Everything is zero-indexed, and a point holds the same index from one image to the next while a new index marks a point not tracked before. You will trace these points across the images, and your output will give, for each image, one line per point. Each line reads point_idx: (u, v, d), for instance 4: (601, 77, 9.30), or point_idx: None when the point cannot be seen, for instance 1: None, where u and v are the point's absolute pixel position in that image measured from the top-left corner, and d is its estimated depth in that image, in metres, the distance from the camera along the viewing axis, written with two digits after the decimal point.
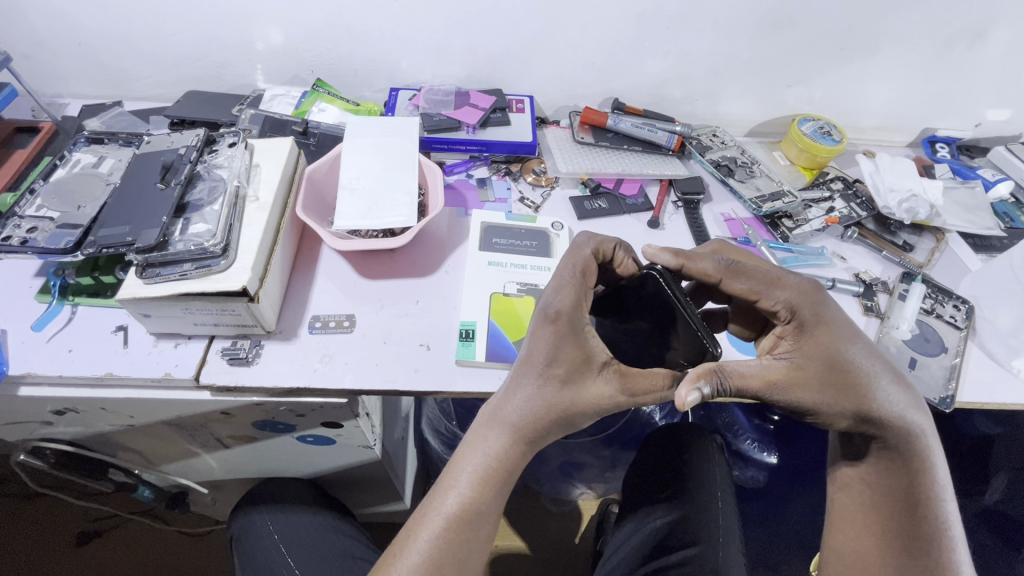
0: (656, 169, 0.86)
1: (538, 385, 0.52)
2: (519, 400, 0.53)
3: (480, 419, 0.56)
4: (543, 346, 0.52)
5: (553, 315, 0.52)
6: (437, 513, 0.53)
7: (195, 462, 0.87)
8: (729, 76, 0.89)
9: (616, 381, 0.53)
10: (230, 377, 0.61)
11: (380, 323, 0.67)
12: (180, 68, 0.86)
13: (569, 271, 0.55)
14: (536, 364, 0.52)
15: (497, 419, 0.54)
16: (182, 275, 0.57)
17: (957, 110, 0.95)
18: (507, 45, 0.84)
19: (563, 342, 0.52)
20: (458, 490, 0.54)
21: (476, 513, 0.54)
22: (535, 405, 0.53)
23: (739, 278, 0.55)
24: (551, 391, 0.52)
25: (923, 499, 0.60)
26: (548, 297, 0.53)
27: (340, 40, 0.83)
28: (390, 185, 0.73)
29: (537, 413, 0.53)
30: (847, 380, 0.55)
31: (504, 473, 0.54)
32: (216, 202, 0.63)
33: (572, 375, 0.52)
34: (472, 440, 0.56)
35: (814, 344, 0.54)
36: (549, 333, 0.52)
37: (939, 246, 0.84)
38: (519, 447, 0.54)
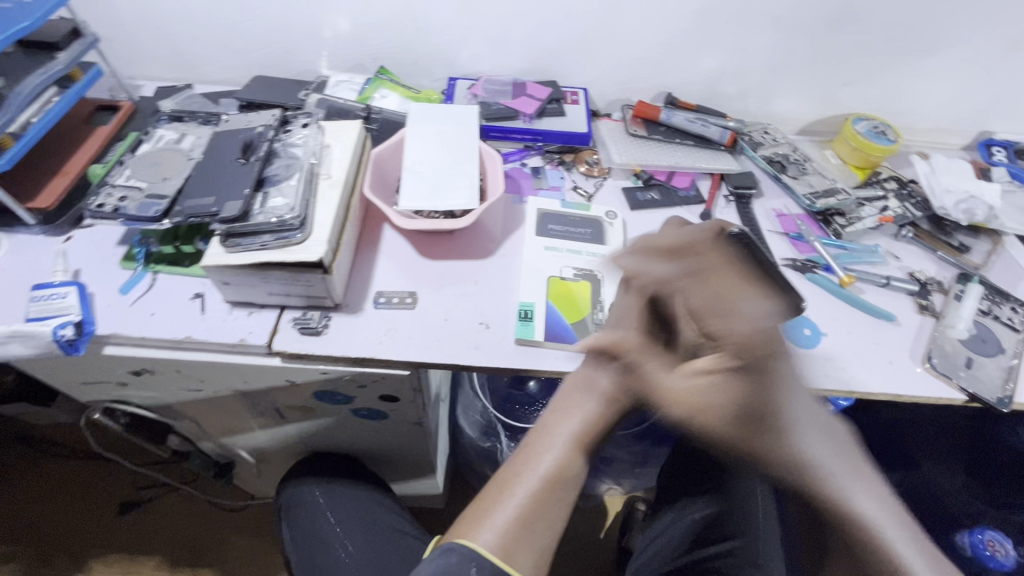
0: (709, 164, 0.87)
1: (635, 349, 0.57)
2: (613, 364, 0.59)
3: (571, 379, 0.61)
4: (644, 314, 0.57)
5: (657, 288, 0.58)
6: (532, 472, 0.55)
7: (248, 432, 0.91)
8: (785, 73, 0.89)
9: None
10: (301, 346, 0.63)
11: (441, 301, 0.69)
12: (250, 53, 0.90)
13: (667, 254, 0.61)
14: (636, 335, 0.58)
15: (591, 385, 0.59)
16: (262, 246, 0.60)
17: (1016, 113, 0.94)
18: (567, 37, 0.86)
19: (665, 308, 0.57)
20: (553, 453, 0.56)
21: (569, 476, 0.55)
22: (632, 368, 0.57)
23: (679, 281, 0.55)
24: (651, 355, 0.56)
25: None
26: (652, 271, 0.60)
27: (405, 29, 0.85)
28: (452, 169, 0.75)
29: (636, 376, 0.56)
30: (761, 414, 0.45)
31: (597, 432, 0.57)
32: (292, 178, 0.65)
33: (670, 339, 0.56)
34: (563, 403, 0.59)
35: (750, 375, 0.45)
36: (649, 304, 0.58)
37: (996, 249, 0.83)
38: (613, 407, 0.58)
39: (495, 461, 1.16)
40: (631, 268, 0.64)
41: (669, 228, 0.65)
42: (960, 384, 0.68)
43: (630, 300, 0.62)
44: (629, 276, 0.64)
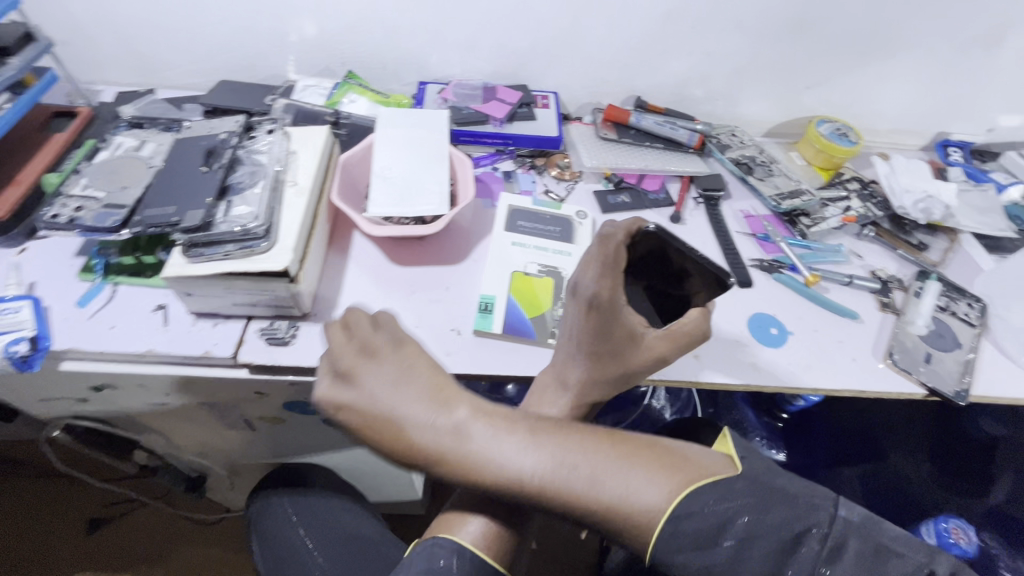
0: (678, 166, 0.88)
1: (588, 359, 0.58)
2: (578, 371, 0.59)
3: (540, 383, 0.62)
4: (591, 327, 0.56)
5: (595, 304, 0.54)
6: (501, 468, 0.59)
7: (219, 444, 0.89)
8: (750, 76, 0.91)
9: (667, 343, 0.57)
10: (268, 356, 0.62)
11: (412, 308, 0.69)
12: (214, 57, 0.88)
13: (599, 258, 0.55)
14: (588, 345, 0.57)
15: (562, 384, 0.60)
16: (225, 256, 0.59)
17: (970, 115, 0.97)
18: (536, 42, 0.86)
19: (607, 321, 0.55)
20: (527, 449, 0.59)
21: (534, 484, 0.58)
22: (593, 371, 0.58)
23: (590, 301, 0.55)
24: (608, 361, 0.58)
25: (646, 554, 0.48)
26: (587, 283, 0.55)
27: (373, 33, 0.85)
28: (422, 175, 0.75)
29: (594, 380, 0.58)
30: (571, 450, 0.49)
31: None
32: (256, 185, 0.64)
33: (627, 347, 0.57)
34: (538, 401, 0.61)
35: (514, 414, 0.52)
36: (594, 318, 0.55)
37: (953, 247, 0.86)
38: (582, 405, 0.60)
39: None
40: (572, 276, 0.59)
41: (600, 229, 0.57)
42: (920, 378, 0.70)
43: (572, 309, 0.58)
44: (571, 284, 0.59)
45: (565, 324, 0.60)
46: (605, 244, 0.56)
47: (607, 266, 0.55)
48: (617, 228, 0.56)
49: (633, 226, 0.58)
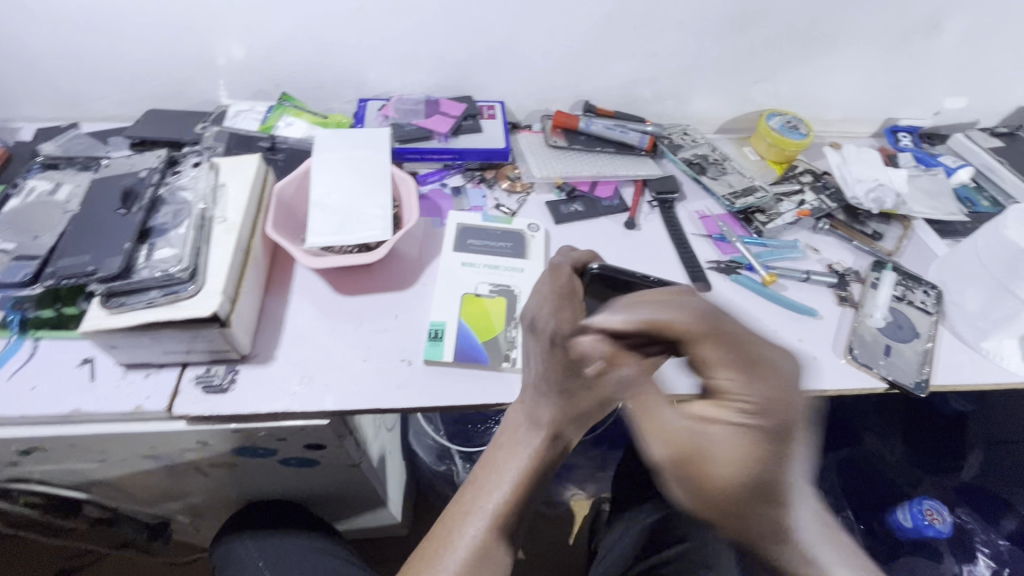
0: (630, 171, 0.87)
1: (559, 396, 0.57)
2: (548, 409, 0.57)
3: (510, 422, 0.60)
4: (558, 363, 0.54)
5: (560, 339, 0.53)
6: (481, 513, 0.55)
7: (175, 492, 0.85)
8: (697, 74, 0.89)
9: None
10: (205, 406, 0.59)
11: (359, 340, 0.66)
12: (138, 86, 0.83)
13: (551, 289, 0.58)
14: (558, 381, 0.56)
15: (532, 424, 0.59)
16: (148, 304, 0.56)
17: (916, 100, 0.98)
18: (476, 52, 0.83)
19: (577, 355, 0.54)
20: (500, 493, 0.56)
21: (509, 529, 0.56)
22: (564, 407, 0.57)
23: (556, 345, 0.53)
24: (580, 394, 0.57)
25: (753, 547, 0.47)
26: (546, 320, 0.56)
27: (305, 52, 0.81)
28: (363, 199, 0.72)
29: (564, 416, 0.58)
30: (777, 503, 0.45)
31: (542, 465, 0.58)
32: (181, 226, 0.61)
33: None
34: (506, 441, 0.60)
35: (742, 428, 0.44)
36: (561, 354, 0.54)
37: (907, 234, 0.86)
38: (554, 442, 0.59)
39: (452, 483, 1.12)
40: (528, 312, 0.59)
41: (550, 264, 0.61)
42: (881, 373, 0.69)
43: (533, 344, 0.58)
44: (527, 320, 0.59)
45: (528, 359, 0.60)
46: (558, 276, 0.59)
47: (561, 301, 0.56)
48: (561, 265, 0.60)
49: (586, 262, 0.62)
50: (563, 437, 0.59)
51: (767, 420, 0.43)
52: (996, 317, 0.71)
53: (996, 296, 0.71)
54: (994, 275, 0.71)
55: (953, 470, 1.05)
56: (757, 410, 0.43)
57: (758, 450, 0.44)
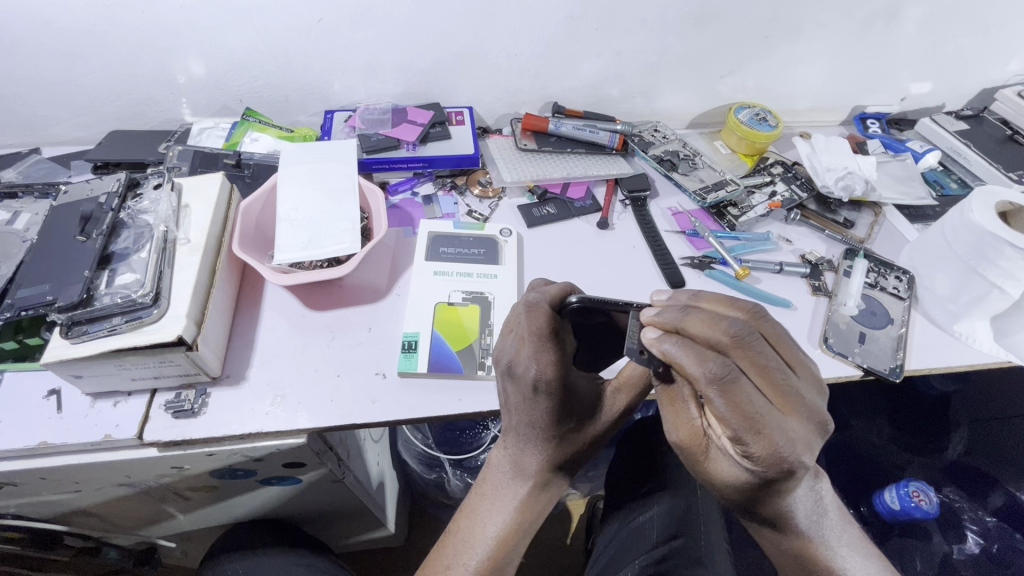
0: (600, 171, 0.87)
1: (542, 443, 0.58)
2: (534, 457, 0.59)
3: (494, 468, 0.61)
4: (542, 409, 0.55)
5: (543, 387, 0.53)
6: (465, 567, 0.56)
7: (159, 517, 0.83)
8: (663, 71, 0.90)
9: (625, 393, 0.63)
10: (177, 431, 0.58)
11: (332, 356, 0.65)
12: (98, 108, 0.82)
13: (525, 334, 0.54)
14: (542, 428, 0.57)
15: (517, 473, 0.60)
16: (111, 331, 0.54)
17: (882, 86, 0.99)
18: (440, 59, 0.83)
19: (560, 401, 0.55)
20: (485, 542, 0.57)
21: (502, 566, 0.57)
22: (548, 455, 0.59)
23: (542, 393, 0.54)
24: (564, 438, 0.59)
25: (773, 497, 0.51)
26: (527, 365, 0.53)
27: (266, 66, 0.80)
28: (331, 212, 0.71)
29: (549, 464, 0.59)
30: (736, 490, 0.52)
31: (527, 515, 0.59)
32: (143, 249, 0.60)
33: (584, 416, 0.59)
34: (491, 493, 0.60)
35: (766, 437, 0.44)
36: (544, 401, 0.54)
37: (878, 220, 0.86)
38: (539, 492, 0.59)
39: (445, 490, 1.09)
40: (503, 356, 0.55)
41: (526, 300, 0.55)
42: (856, 360, 0.70)
43: (511, 390, 0.56)
44: (503, 364, 0.55)
45: (506, 407, 0.58)
46: (534, 317, 0.54)
47: (539, 348, 0.53)
48: (530, 308, 0.54)
49: (563, 294, 0.57)
50: (547, 488, 0.60)
51: (763, 468, 0.46)
52: (966, 300, 0.72)
53: (965, 281, 0.72)
54: (963, 258, 0.71)
55: (939, 449, 1.06)
56: (753, 456, 0.45)
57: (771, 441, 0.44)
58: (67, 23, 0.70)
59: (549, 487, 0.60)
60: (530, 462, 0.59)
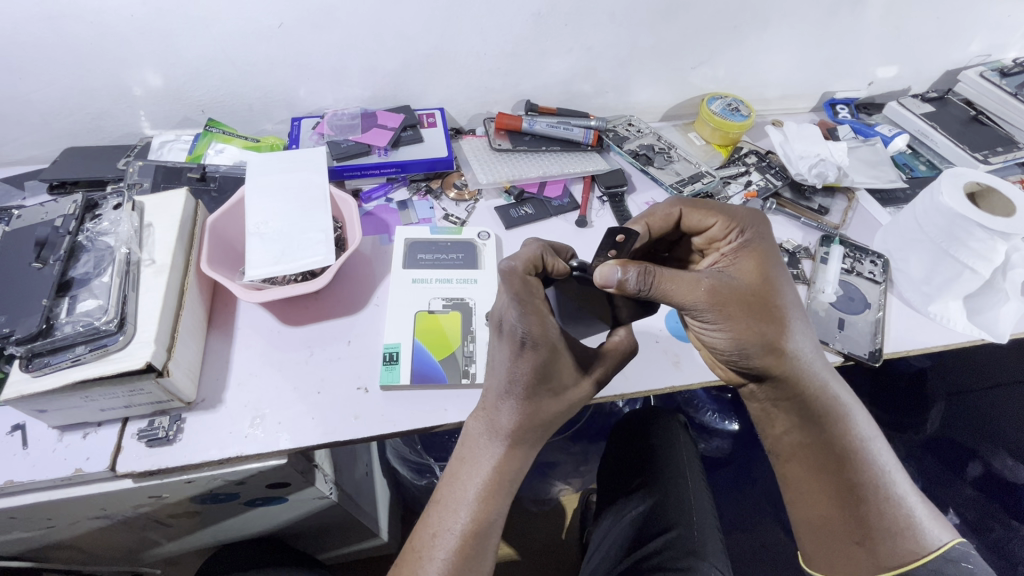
0: (577, 167, 0.86)
1: (525, 401, 0.54)
2: (509, 417, 0.55)
3: (471, 430, 0.57)
4: (526, 365, 0.52)
5: (530, 340, 0.52)
6: (449, 532, 0.54)
7: (139, 545, 0.80)
8: (634, 66, 0.89)
9: (604, 363, 0.59)
10: (151, 461, 0.56)
11: (311, 371, 0.63)
12: (51, 125, 0.78)
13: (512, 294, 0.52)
14: (524, 388, 0.54)
15: (493, 433, 0.56)
16: (75, 361, 0.52)
17: (851, 72, 1.00)
18: (408, 60, 0.81)
19: (548, 359, 0.53)
20: (467, 508, 0.54)
21: (485, 529, 0.54)
22: (527, 415, 0.55)
23: (527, 351, 0.52)
24: (545, 400, 0.55)
25: (788, 313, 0.53)
26: (513, 323, 0.52)
27: (227, 75, 0.77)
28: (303, 224, 0.69)
29: (527, 424, 0.55)
30: (771, 311, 0.52)
31: (504, 476, 0.56)
32: (104, 273, 0.57)
33: (566, 379, 0.56)
34: (466, 453, 0.57)
35: (730, 207, 0.57)
36: (530, 356, 0.52)
37: (852, 206, 0.87)
38: (516, 452, 0.56)
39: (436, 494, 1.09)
40: (496, 310, 0.56)
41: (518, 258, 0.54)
42: (836, 347, 0.70)
43: (500, 345, 0.55)
44: (497, 319, 0.55)
45: (492, 365, 0.56)
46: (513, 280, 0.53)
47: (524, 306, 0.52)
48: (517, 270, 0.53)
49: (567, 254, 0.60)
50: (526, 446, 0.56)
51: (752, 233, 0.56)
52: (940, 281, 0.73)
53: (938, 263, 0.73)
54: (935, 240, 0.72)
55: (920, 424, 1.09)
56: (739, 233, 0.56)
57: (727, 212, 0.57)
58: (11, 37, 0.66)
59: (527, 446, 0.56)
60: (508, 426, 0.55)
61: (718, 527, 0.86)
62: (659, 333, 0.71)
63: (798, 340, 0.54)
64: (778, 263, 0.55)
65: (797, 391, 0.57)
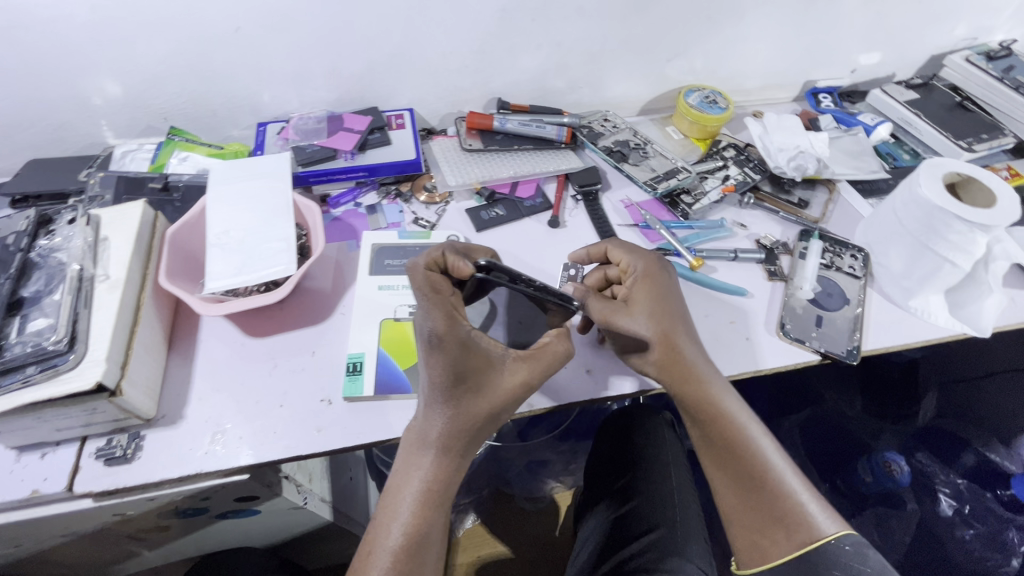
0: (549, 166, 0.84)
1: (450, 406, 0.52)
2: (435, 422, 0.52)
3: (405, 440, 0.55)
4: (438, 366, 0.51)
5: (436, 340, 0.50)
6: (383, 547, 0.51)
7: (119, 557, 0.79)
8: (607, 59, 0.87)
9: (529, 368, 0.54)
10: (109, 480, 0.55)
11: (274, 384, 0.62)
12: (12, 138, 0.77)
13: (420, 293, 0.52)
14: (442, 391, 0.51)
15: (422, 441, 0.53)
16: (24, 382, 0.51)
17: (833, 59, 0.97)
18: (373, 60, 0.79)
19: (460, 358, 0.51)
20: (400, 520, 0.52)
21: (421, 543, 0.51)
22: (458, 422, 0.53)
23: (434, 353, 0.50)
24: (470, 404, 0.53)
25: (674, 343, 0.60)
26: (421, 323, 0.51)
27: (187, 81, 0.76)
28: (265, 233, 0.68)
29: (454, 429, 0.52)
30: (659, 340, 0.60)
31: (438, 486, 0.53)
32: (56, 291, 0.56)
33: (485, 383, 0.53)
34: (401, 467, 0.54)
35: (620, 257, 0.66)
36: (438, 358, 0.50)
37: (832, 198, 0.86)
38: (448, 460, 0.53)
39: None
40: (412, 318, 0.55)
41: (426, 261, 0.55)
42: (813, 345, 0.69)
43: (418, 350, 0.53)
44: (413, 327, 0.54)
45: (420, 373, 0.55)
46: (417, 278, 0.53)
47: (428, 305, 0.51)
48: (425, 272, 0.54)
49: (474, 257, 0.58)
50: (458, 453, 0.54)
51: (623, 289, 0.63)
52: (920, 275, 0.72)
53: (918, 257, 0.71)
54: (914, 234, 0.70)
55: (912, 414, 1.07)
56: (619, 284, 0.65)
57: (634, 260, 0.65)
58: None
59: (459, 454, 0.54)
60: (435, 433, 0.53)
61: (702, 526, 0.85)
62: None
63: (689, 363, 0.60)
64: (672, 301, 0.62)
65: (704, 403, 0.60)
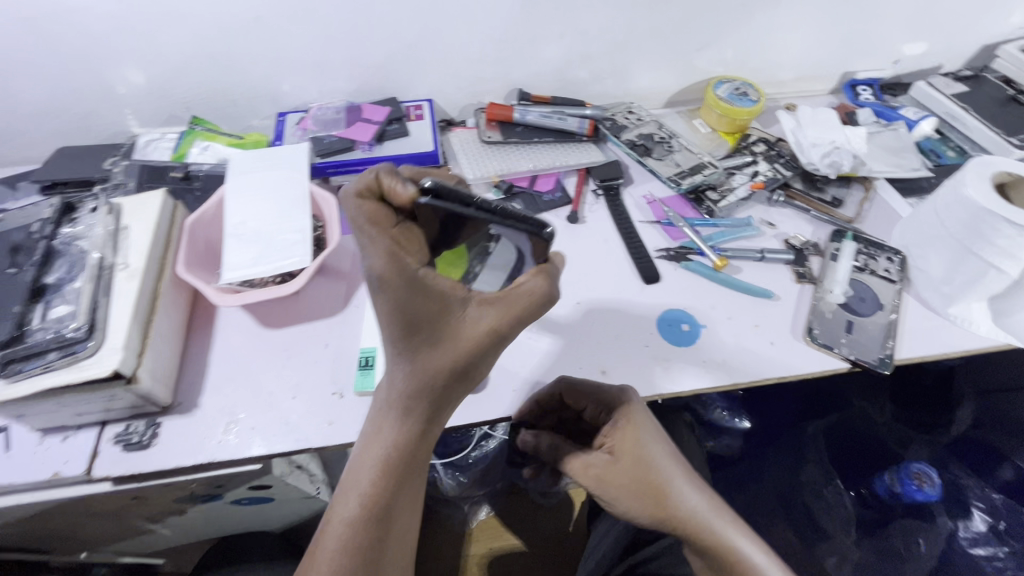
0: (570, 159, 0.82)
1: (407, 356, 0.46)
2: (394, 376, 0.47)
3: (373, 402, 0.50)
4: (384, 309, 0.44)
5: (377, 279, 0.43)
6: (340, 517, 0.47)
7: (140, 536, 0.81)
8: (633, 49, 0.84)
9: (499, 311, 0.47)
10: (126, 465, 0.56)
11: (287, 375, 0.62)
12: (41, 126, 0.78)
13: (357, 224, 0.45)
14: (396, 339, 0.45)
15: (385, 399, 0.48)
16: (45, 368, 0.52)
17: (874, 49, 0.92)
18: (392, 50, 0.78)
19: (408, 299, 0.44)
20: (360, 488, 0.48)
21: (384, 509, 0.48)
22: (419, 375, 0.47)
23: (376, 293, 0.44)
24: (429, 353, 0.46)
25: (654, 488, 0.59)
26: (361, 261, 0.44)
27: (208, 71, 0.76)
28: (282, 224, 0.67)
29: (414, 384, 0.47)
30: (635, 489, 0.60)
31: (404, 448, 0.49)
32: (78, 279, 0.57)
33: (443, 330, 0.46)
34: (366, 432, 0.50)
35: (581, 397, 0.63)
36: (384, 298, 0.44)
37: (868, 196, 0.81)
38: (414, 419, 0.48)
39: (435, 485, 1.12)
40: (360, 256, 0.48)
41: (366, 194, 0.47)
42: (843, 352, 0.65)
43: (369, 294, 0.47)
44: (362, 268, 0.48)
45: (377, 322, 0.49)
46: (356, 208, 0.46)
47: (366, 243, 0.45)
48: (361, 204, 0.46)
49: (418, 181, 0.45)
50: (425, 412, 0.49)
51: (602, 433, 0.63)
52: (961, 280, 0.68)
53: (960, 261, 0.67)
54: (956, 236, 0.66)
55: (947, 424, 1.01)
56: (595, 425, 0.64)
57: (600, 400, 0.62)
58: None
59: (426, 412, 0.49)
60: (396, 388, 0.47)
61: None
62: (650, 337, 0.67)
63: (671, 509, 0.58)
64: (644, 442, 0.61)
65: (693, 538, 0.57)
